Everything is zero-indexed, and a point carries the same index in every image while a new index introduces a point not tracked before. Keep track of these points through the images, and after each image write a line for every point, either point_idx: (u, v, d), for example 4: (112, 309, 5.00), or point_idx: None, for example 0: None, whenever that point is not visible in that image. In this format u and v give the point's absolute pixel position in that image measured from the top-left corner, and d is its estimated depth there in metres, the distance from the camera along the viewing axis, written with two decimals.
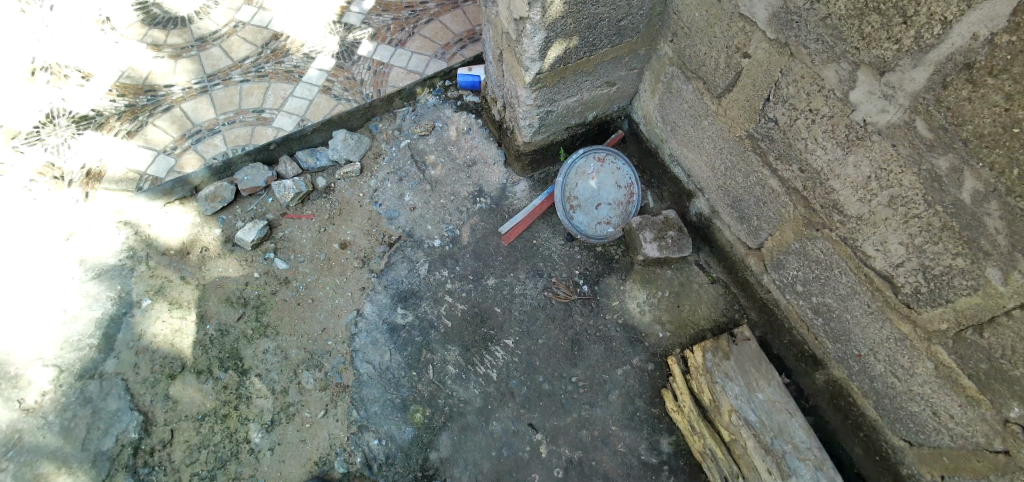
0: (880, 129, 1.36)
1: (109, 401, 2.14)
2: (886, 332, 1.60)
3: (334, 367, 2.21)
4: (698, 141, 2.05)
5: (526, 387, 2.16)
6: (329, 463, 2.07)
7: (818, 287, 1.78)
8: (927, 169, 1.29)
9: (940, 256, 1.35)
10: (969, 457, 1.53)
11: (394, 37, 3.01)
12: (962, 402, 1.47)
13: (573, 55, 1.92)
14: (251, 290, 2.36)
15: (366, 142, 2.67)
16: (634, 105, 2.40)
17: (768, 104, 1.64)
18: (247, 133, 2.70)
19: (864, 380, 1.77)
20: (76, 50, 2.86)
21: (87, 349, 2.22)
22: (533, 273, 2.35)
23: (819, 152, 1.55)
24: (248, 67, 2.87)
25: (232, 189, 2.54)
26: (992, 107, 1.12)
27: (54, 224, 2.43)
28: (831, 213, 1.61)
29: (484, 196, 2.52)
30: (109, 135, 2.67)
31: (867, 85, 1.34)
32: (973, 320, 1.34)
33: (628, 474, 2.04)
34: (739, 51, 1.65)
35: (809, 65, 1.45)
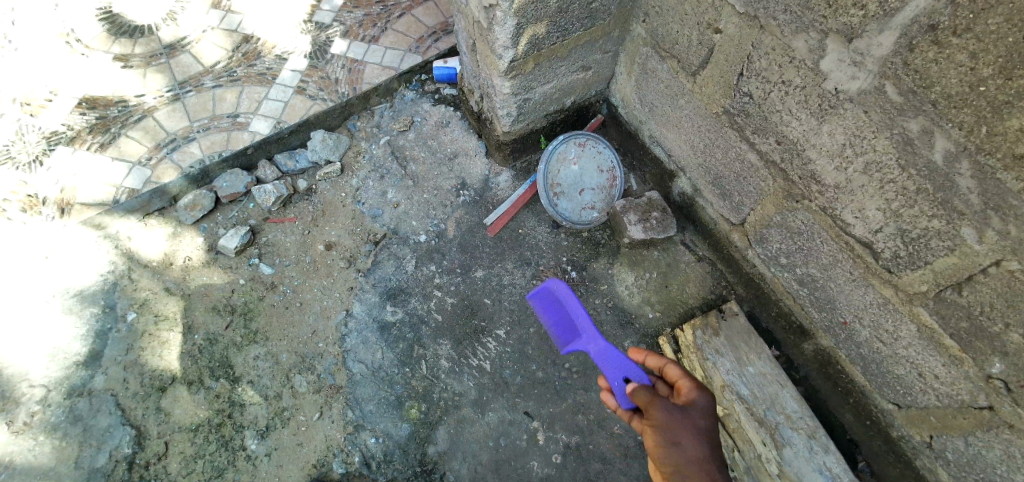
0: (852, 96, 1.36)
1: (100, 418, 2.12)
2: (869, 297, 1.62)
3: (327, 369, 2.20)
4: (676, 120, 2.05)
5: (520, 376, 2.17)
6: (327, 464, 2.08)
7: (801, 258, 1.79)
8: (899, 133, 1.31)
9: (917, 219, 1.36)
10: (955, 415, 1.56)
11: (367, 34, 2.97)
12: (945, 362, 1.50)
13: (546, 41, 1.91)
14: (237, 297, 2.34)
15: (345, 141, 2.64)
16: (611, 88, 2.40)
17: (741, 79, 1.65)
18: (223, 139, 2.66)
19: (851, 347, 1.79)
20: (41, 65, 2.80)
21: (74, 366, 2.19)
22: (521, 262, 2.35)
23: (794, 124, 1.56)
24: (220, 72, 2.83)
25: (212, 196, 2.51)
26: (958, 67, 1.14)
27: (31, 244, 2.39)
28: (810, 184, 1.62)
29: (467, 188, 2.51)
30: (82, 149, 2.62)
31: (836, 53, 1.35)
32: (951, 280, 1.36)
33: (625, 455, 2.06)
34: (711, 27, 1.65)
35: (779, 36, 1.46)
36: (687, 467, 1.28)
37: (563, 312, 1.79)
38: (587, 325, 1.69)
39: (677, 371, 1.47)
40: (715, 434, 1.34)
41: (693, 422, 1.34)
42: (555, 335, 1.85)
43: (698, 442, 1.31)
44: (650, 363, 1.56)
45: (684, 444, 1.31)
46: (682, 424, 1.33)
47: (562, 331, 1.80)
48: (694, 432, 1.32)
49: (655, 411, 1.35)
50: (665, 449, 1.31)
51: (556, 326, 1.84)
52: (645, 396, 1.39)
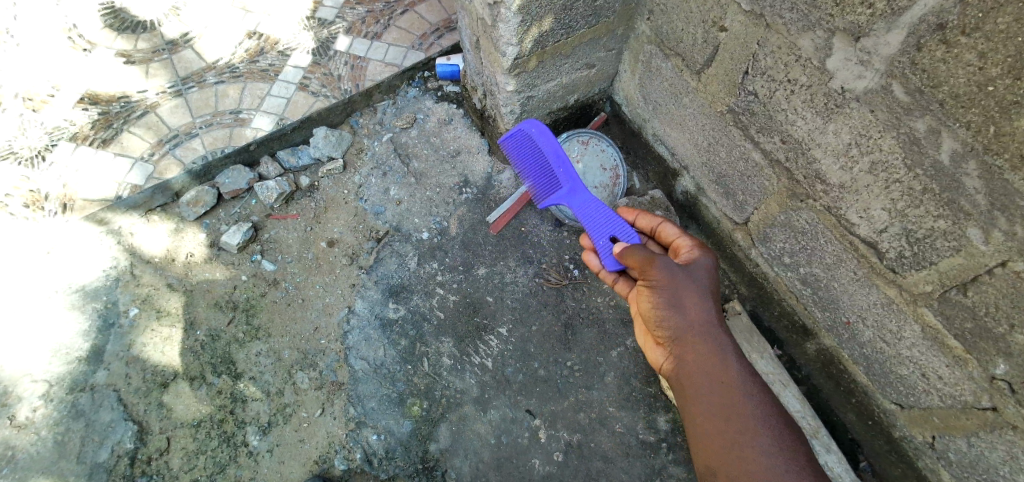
0: (858, 95, 1.36)
1: (102, 413, 2.12)
2: (873, 297, 1.61)
3: (329, 366, 2.20)
4: (680, 118, 2.04)
5: (522, 374, 2.16)
6: (329, 460, 2.08)
7: (805, 258, 1.79)
8: (905, 132, 1.30)
9: (922, 219, 1.36)
10: (958, 415, 1.55)
11: (370, 30, 2.96)
12: (949, 362, 1.49)
13: (550, 38, 1.91)
14: (239, 293, 2.34)
15: (347, 138, 2.64)
16: (615, 86, 2.39)
17: (747, 77, 1.64)
18: (225, 136, 2.66)
19: (854, 347, 1.79)
20: (44, 60, 2.80)
21: (76, 362, 2.20)
22: (523, 260, 2.35)
23: (799, 122, 1.55)
24: (223, 68, 2.83)
25: (214, 192, 2.51)
26: (966, 66, 1.13)
27: (33, 239, 2.39)
28: (814, 183, 1.61)
29: (470, 186, 2.50)
30: (85, 145, 2.62)
31: (843, 52, 1.34)
32: (956, 280, 1.36)
33: (627, 453, 2.07)
34: (716, 25, 1.65)
35: (785, 35, 1.45)
36: (686, 317, 1.50)
37: (543, 164, 1.97)
38: (570, 177, 1.91)
39: (672, 229, 1.78)
40: (712, 288, 1.56)
41: (692, 276, 1.54)
42: (532, 184, 2.04)
43: (697, 294, 1.51)
44: (642, 222, 1.89)
45: (683, 298, 1.51)
46: (682, 278, 1.53)
47: (541, 181, 2.00)
48: (694, 284, 1.53)
49: (655, 269, 1.54)
50: (667, 304, 1.53)
51: (533, 173, 2.02)
52: (645, 257, 1.56)
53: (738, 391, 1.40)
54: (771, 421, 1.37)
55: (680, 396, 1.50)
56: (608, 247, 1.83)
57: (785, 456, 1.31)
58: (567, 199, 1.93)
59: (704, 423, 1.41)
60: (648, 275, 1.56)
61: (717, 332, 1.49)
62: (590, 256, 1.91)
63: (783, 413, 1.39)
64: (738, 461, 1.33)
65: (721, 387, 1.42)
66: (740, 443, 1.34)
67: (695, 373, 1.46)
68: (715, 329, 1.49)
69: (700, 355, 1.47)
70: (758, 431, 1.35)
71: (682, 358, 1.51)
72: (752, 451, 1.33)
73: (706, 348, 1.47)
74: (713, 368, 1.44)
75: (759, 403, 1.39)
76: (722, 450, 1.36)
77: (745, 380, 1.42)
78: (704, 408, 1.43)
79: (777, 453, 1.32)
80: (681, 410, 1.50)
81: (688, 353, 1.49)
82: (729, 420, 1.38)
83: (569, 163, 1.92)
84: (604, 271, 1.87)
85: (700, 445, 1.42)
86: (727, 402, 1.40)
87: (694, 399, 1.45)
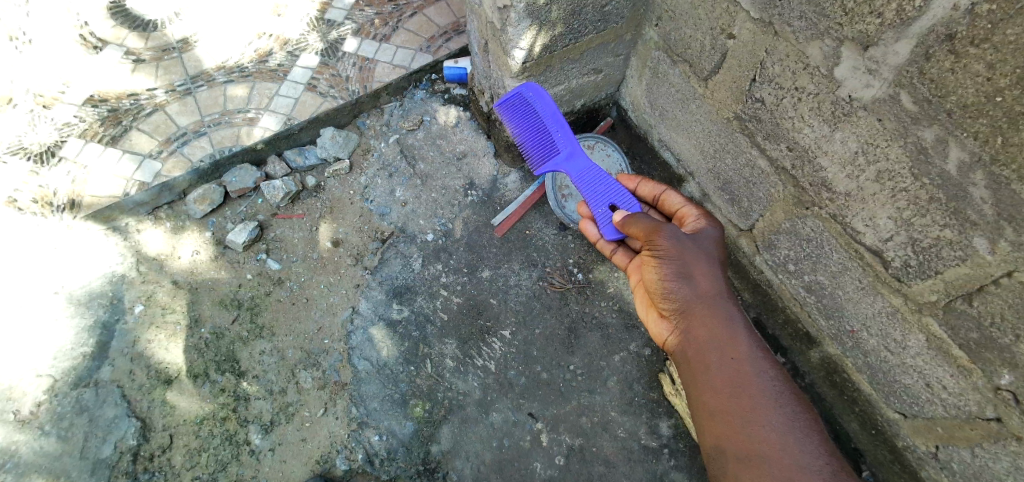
0: (865, 104, 1.37)
1: (106, 408, 2.13)
2: (878, 306, 1.61)
3: (332, 365, 2.21)
4: (686, 125, 2.05)
5: (525, 377, 2.17)
6: (331, 460, 2.09)
7: (809, 265, 1.79)
8: (913, 141, 1.30)
9: (928, 228, 1.36)
10: (962, 426, 1.55)
11: (378, 32, 2.98)
12: (954, 372, 1.49)
13: (558, 43, 1.92)
14: (244, 292, 2.35)
15: (354, 139, 2.65)
16: (621, 91, 2.40)
17: (754, 84, 1.65)
18: (234, 134, 2.67)
19: (858, 356, 1.79)
20: (55, 57, 2.82)
21: (81, 357, 2.21)
22: (527, 263, 2.35)
23: (806, 130, 1.56)
24: (232, 67, 2.85)
25: (221, 191, 2.53)
26: (974, 77, 1.14)
27: (40, 236, 2.40)
28: (820, 191, 1.61)
29: (475, 189, 2.51)
30: (93, 142, 2.64)
31: (851, 61, 1.35)
32: (962, 290, 1.36)
33: (628, 458, 2.06)
34: (724, 32, 1.66)
35: (794, 43, 1.46)
36: (693, 286, 1.54)
37: (539, 127, 1.93)
38: (569, 143, 1.90)
39: (677, 198, 1.82)
40: (719, 258, 1.60)
41: (698, 246, 1.58)
42: (526, 147, 1.99)
43: (704, 263, 1.55)
44: (644, 191, 1.93)
45: (690, 267, 1.55)
46: (689, 248, 1.58)
47: (536, 144, 1.96)
48: (700, 253, 1.57)
49: (663, 238, 1.60)
50: (674, 271, 1.57)
51: (528, 135, 1.97)
52: (654, 227, 1.64)
53: (745, 357, 1.41)
54: (779, 388, 1.36)
55: (686, 364, 1.51)
56: (607, 215, 1.86)
57: (792, 421, 1.31)
58: (567, 164, 1.91)
59: (710, 388, 1.42)
60: (655, 244, 1.62)
61: (724, 300, 1.51)
62: (588, 224, 1.98)
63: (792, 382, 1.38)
64: (745, 424, 1.33)
65: (727, 354, 1.43)
66: (748, 408, 1.35)
67: (703, 340, 1.47)
68: (723, 296, 1.51)
69: (706, 321, 1.48)
70: (766, 396, 1.35)
71: (689, 325, 1.52)
72: (760, 414, 1.33)
73: (713, 315, 1.49)
74: (720, 335, 1.45)
75: (767, 371, 1.39)
76: (728, 414, 1.36)
77: (752, 348, 1.43)
78: (712, 374, 1.43)
79: (783, 417, 1.32)
80: (688, 377, 1.50)
81: (695, 320, 1.51)
82: (737, 385, 1.38)
83: (568, 126, 1.91)
84: (602, 240, 1.94)
85: (706, 412, 1.41)
86: (738, 372, 1.40)
87: (701, 366, 1.46)
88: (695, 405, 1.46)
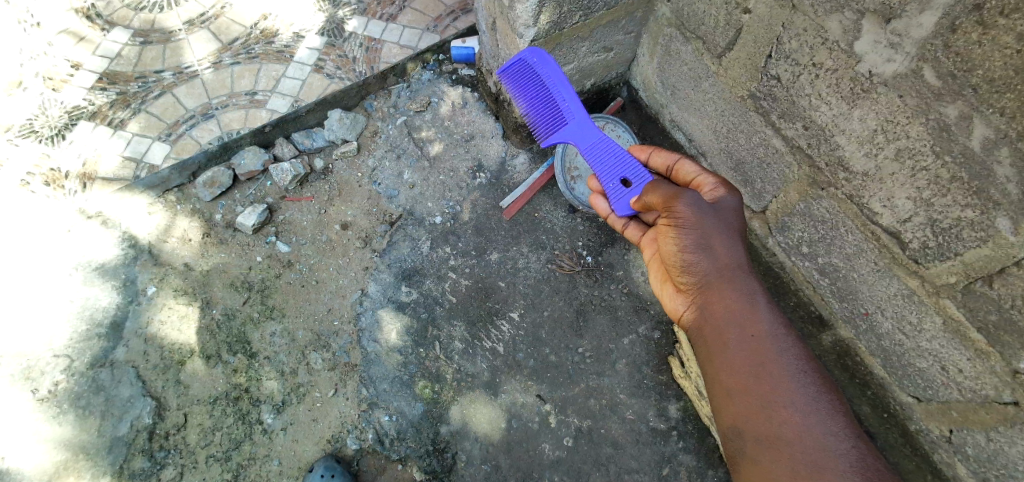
0: (887, 80, 1.32)
1: (122, 388, 2.17)
2: (893, 288, 1.58)
3: (342, 347, 2.22)
4: (699, 104, 2.01)
5: (533, 360, 2.17)
6: (342, 440, 2.12)
7: (824, 247, 1.75)
8: (935, 118, 1.26)
9: (949, 209, 1.33)
10: (978, 410, 1.52)
11: (385, 12, 2.95)
12: (970, 355, 1.46)
13: (568, 20, 1.87)
14: (254, 274, 2.36)
15: (361, 121, 2.63)
16: (633, 70, 2.36)
17: (770, 61, 1.61)
18: (241, 117, 2.68)
19: (872, 339, 1.76)
20: (62, 39, 2.81)
21: (96, 338, 2.24)
22: (536, 246, 2.34)
23: (823, 108, 1.52)
24: (238, 49, 2.82)
25: (230, 173, 2.52)
26: (1003, 49, 1.09)
27: (54, 217, 2.42)
28: (836, 171, 1.58)
29: (483, 171, 2.48)
30: (104, 125, 2.65)
31: (872, 35, 1.30)
32: (982, 272, 1.32)
33: (636, 440, 2.07)
34: (740, 7, 1.61)
35: (812, 16, 1.42)
36: (713, 259, 1.49)
37: (545, 97, 1.89)
38: (578, 114, 1.85)
39: (691, 167, 1.75)
40: (739, 229, 1.54)
41: (718, 215, 1.53)
42: (534, 120, 1.95)
43: (723, 233, 1.50)
44: (656, 161, 1.87)
45: (710, 238, 1.50)
46: (709, 217, 1.52)
47: (544, 117, 1.92)
48: (720, 223, 1.52)
49: (681, 205, 1.55)
50: (694, 243, 1.52)
51: (535, 108, 1.92)
52: (673, 194, 1.58)
53: (766, 336, 1.38)
54: (801, 367, 1.34)
55: (704, 340, 1.48)
56: (619, 190, 1.80)
57: (814, 403, 1.29)
58: (576, 135, 1.85)
59: (730, 367, 1.39)
60: (673, 212, 1.57)
61: (744, 275, 1.47)
62: (599, 199, 1.91)
63: (816, 362, 1.35)
64: (766, 405, 1.31)
65: (749, 332, 1.40)
66: (769, 388, 1.32)
67: (723, 316, 1.44)
68: (743, 270, 1.48)
69: (726, 297, 1.45)
70: (788, 376, 1.33)
71: (708, 300, 1.49)
72: (781, 394, 1.31)
73: (733, 290, 1.45)
74: (740, 311, 1.42)
75: (788, 351, 1.36)
76: (747, 394, 1.34)
77: (774, 326, 1.40)
78: (731, 351, 1.40)
79: (807, 398, 1.30)
80: (705, 355, 1.48)
81: (714, 295, 1.47)
82: (758, 365, 1.35)
83: (575, 95, 1.85)
84: (613, 216, 1.88)
85: (725, 392, 1.39)
86: (759, 349, 1.37)
87: (720, 344, 1.43)
88: (713, 385, 1.44)
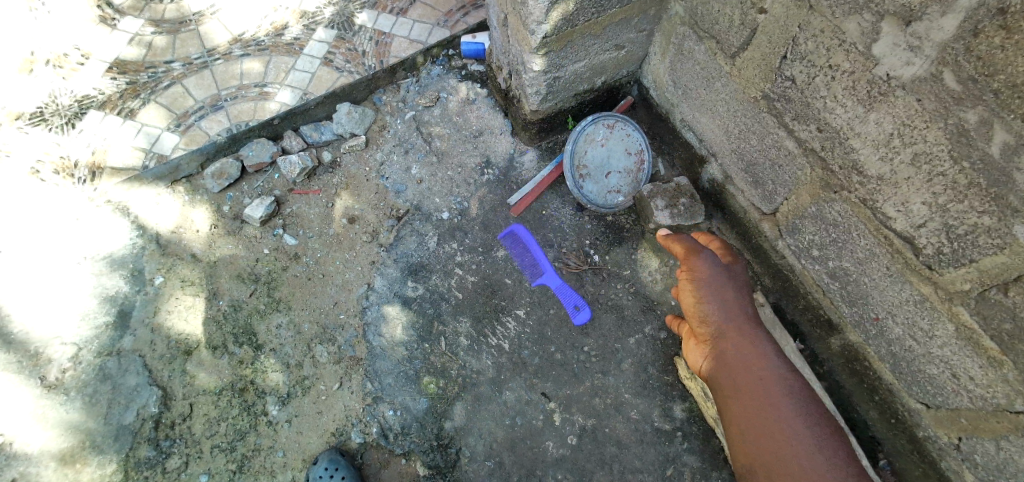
0: (905, 83, 1.30)
1: (128, 377, 2.18)
2: (905, 294, 1.56)
3: (347, 341, 2.22)
4: (711, 104, 1.99)
5: (538, 357, 2.16)
6: (347, 433, 2.12)
7: (835, 251, 1.74)
8: (954, 123, 1.25)
9: (965, 215, 1.31)
10: (988, 418, 1.50)
11: (395, 6, 2.94)
12: (982, 363, 1.45)
13: (580, 17, 1.85)
14: (261, 266, 2.36)
15: (370, 115, 2.62)
16: (644, 69, 2.34)
17: (785, 62, 1.59)
18: (250, 109, 2.67)
19: (881, 345, 1.75)
20: (72, 28, 2.81)
21: (103, 327, 2.25)
22: (543, 244, 2.33)
23: (839, 111, 1.50)
24: (248, 41, 2.82)
25: (238, 165, 2.52)
26: None
27: (64, 206, 2.43)
28: (850, 174, 1.56)
29: (491, 167, 2.47)
30: (113, 114, 2.65)
31: (891, 37, 1.28)
32: (998, 279, 1.31)
33: (641, 440, 2.06)
34: (755, 7, 1.59)
35: (829, 17, 1.39)
36: (726, 310, 1.65)
37: (525, 246, 2.33)
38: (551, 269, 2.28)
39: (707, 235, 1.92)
40: (749, 289, 1.71)
41: (730, 275, 1.70)
42: (514, 256, 2.31)
43: (734, 290, 1.68)
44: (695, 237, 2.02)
45: (724, 293, 1.66)
46: (721, 275, 1.69)
47: (524, 259, 2.30)
48: (733, 281, 1.69)
49: (698, 261, 1.71)
50: (709, 294, 1.67)
51: (517, 253, 2.31)
52: (691, 251, 1.75)
53: (774, 380, 1.53)
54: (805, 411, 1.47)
55: (718, 385, 1.61)
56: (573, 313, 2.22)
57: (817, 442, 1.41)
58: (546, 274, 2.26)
59: (743, 409, 1.51)
60: (691, 267, 1.73)
61: (753, 327, 1.63)
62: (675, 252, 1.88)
63: (818, 407, 1.49)
64: (775, 441, 1.42)
65: (758, 376, 1.54)
66: (780, 427, 1.44)
67: (735, 361, 1.58)
68: (753, 324, 1.64)
69: (739, 345, 1.60)
70: (795, 418, 1.45)
71: (721, 347, 1.63)
72: (790, 433, 1.42)
73: (744, 340, 1.60)
74: (751, 357, 1.57)
75: (794, 395, 1.50)
76: (759, 433, 1.45)
77: (783, 372, 1.54)
78: (742, 394, 1.54)
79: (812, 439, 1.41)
80: (719, 397, 1.61)
81: (728, 343, 1.62)
82: (766, 405, 1.49)
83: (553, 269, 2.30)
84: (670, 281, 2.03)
85: (738, 430, 1.51)
86: (767, 391, 1.51)
87: (734, 387, 1.56)
88: (727, 425, 1.55)
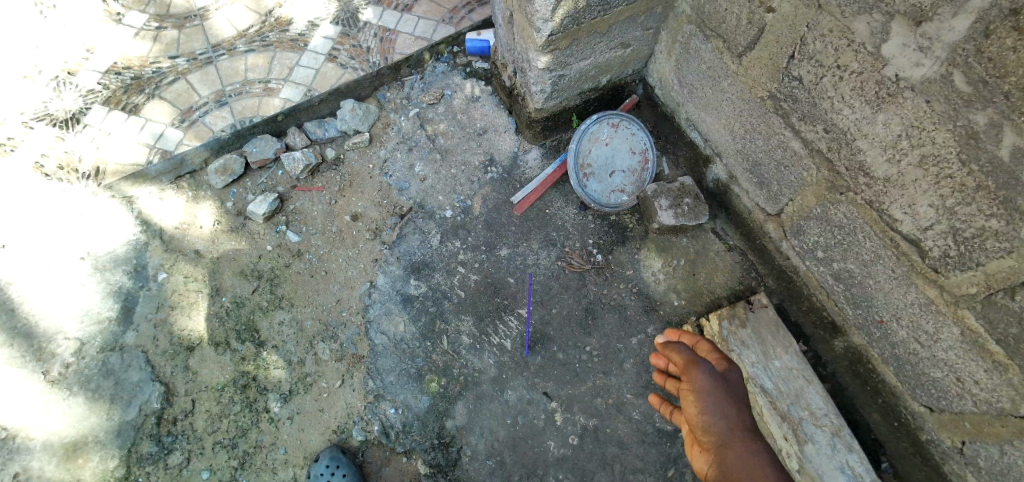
0: (914, 84, 1.29)
1: (131, 372, 2.18)
2: (911, 297, 1.55)
3: (349, 339, 2.22)
4: (716, 103, 1.98)
5: (540, 357, 2.16)
6: (348, 431, 2.12)
7: (840, 253, 1.73)
8: (963, 125, 1.24)
9: (973, 218, 1.30)
10: (993, 422, 1.49)
11: (400, 2, 2.93)
12: (988, 367, 1.44)
13: (586, 15, 1.84)
14: (264, 263, 2.36)
15: (374, 112, 2.61)
16: (649, 68, 2.33)
17: (792, 62, 1.58)
18: (254, 105, 2.67)
19: (886, 347, 1.74)
20: (77, 23, 2.81)
21: (107, 322, 2.26)
22: (546, 243, 2.32)
23: (846, 111, 1.49)
24: (253, 37, 2.82)
25: (242, 161, 2.52)
26: None
27: (68, 201, 2.43)
28: (857, 176, 1.55)
29: (495, 165, 2.47)
30: (117, 109, 2.65)
31: (901, 37, 1.27)
32: (1005, 283, 1.30)
33: (643, 440, 2.06)
34: (763, 6, 1.58)
35: (838, 17, 1.38)
36: (726, 423, 1.22)
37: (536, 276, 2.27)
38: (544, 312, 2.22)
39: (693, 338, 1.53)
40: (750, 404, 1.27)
41: (734, 391, 1.26)
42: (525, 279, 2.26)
43: (736, 402, 1.25)
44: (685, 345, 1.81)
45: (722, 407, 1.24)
46: (717, 387, 1.28)
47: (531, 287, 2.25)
48: (735, 397, 1.26)
49: (696, 372, 1.31)
50: (711, 410, 1.25)
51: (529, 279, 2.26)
52: (690, 359, 1.35)
53: None
54: None
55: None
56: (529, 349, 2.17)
57: None
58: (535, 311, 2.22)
59: None
60: (691, 378, 1.32)
61: (759, 442, 1.18)
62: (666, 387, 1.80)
63: None
64: None
65: None
66: None
67: None
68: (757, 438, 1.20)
69: (743, 469, 1.14)
70: None
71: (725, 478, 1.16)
72: None
73: (751, 460, 1.15)
74: None
75: None
76: None
77: None
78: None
79: None
80: None
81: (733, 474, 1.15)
82: None
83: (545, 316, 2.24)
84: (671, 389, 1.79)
85: None
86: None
87: None
88: None
